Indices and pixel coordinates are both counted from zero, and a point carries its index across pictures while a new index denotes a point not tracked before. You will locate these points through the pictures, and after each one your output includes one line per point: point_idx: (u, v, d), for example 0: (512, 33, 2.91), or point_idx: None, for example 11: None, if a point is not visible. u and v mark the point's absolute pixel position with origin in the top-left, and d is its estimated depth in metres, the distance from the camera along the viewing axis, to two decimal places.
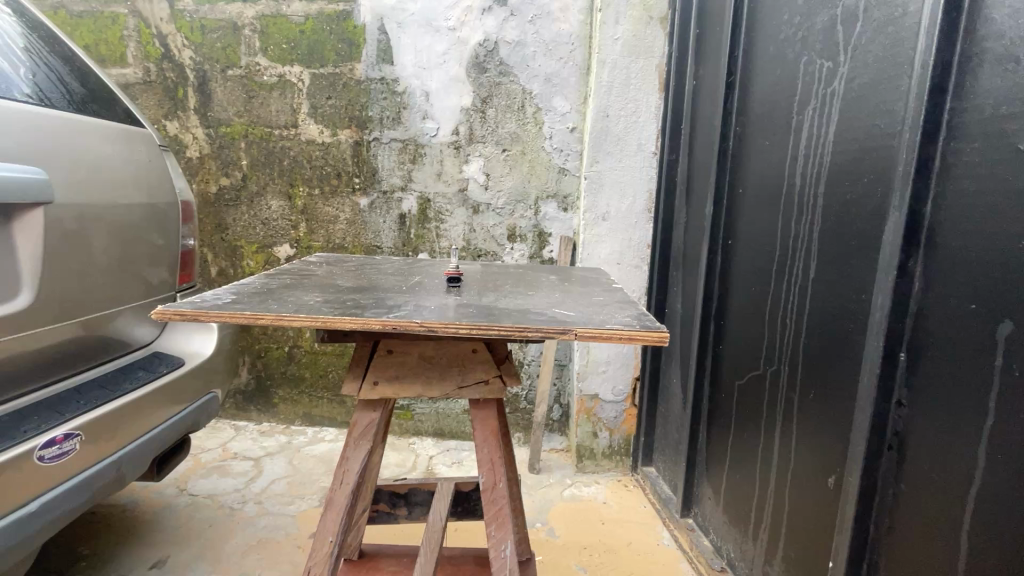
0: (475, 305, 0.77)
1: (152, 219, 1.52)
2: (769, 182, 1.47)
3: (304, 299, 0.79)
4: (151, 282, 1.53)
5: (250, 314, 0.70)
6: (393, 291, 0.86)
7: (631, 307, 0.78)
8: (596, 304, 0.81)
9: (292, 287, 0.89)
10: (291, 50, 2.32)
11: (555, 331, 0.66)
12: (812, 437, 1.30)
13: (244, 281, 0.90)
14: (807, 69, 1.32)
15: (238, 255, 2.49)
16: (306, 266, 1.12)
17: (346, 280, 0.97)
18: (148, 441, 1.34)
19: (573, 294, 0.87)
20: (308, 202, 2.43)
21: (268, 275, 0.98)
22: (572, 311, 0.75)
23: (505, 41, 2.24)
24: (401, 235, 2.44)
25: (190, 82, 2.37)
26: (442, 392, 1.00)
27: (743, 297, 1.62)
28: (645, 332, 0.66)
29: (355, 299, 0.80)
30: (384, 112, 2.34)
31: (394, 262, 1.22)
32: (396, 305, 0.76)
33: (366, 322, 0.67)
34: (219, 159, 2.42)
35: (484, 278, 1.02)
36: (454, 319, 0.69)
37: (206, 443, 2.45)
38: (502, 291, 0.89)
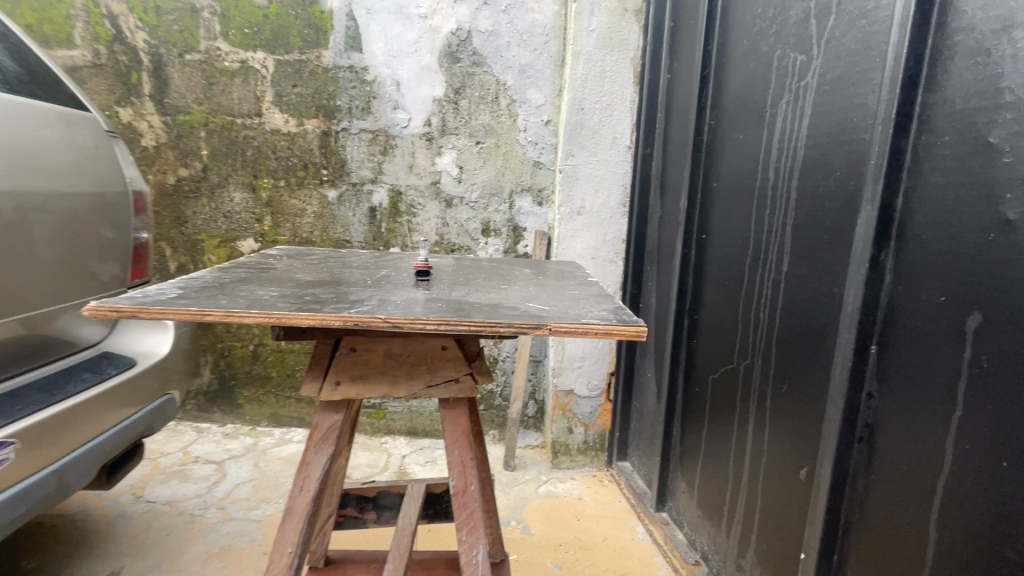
0: (444, 299, 0.73)
1: (101, 210, 1.43)
2: (743, 177, 1.47)
3: (259, 294, 0.74)
4: (101, 278, 1.44)
5: (197, 311, 0.64)
6: (358, 286, 0.81)
7: (608, 301, 0.76)
8: (571, 298, 0.78)
9: (247, 281, 0.83)
10: (253, 35, 2.21)
11: (528, 326, 0.62)
12: (784, 430, 1.30)
13: (193, 275, 0.84)
14: (780, 62, 1.32)
15: (199, 250, 2.37)
16: (265, 260, 1.06)
17: (308, 275, 0.91)
18: (94, 447, 1.25)
19: (547, 288, 0.84)
20: (273, 194, 2.33)
21: (222, 269, 0.91)
22: (546, 305, 0.71)
23: (478, 31, 2.19)
24: (371, 229, 2.37)
25: (144, 66, 2.24)
26: (409, 391, 0.96)
27: (716, 291, 1.62)
28: (621, 325, 0.63)
29: (316, 293, 0.75)
30: (354, 101, 2.26)
31: (361, 256, 1.17)
32: (359, 299, 0.71)
33: (327, 318, 0.62)
34: (177, 148, 2.30)
35: (455, 272, 0.98)
36: (422, 314, 0.64)
37: (165, 446, 2.33)
38: (473, 285, 0.85)
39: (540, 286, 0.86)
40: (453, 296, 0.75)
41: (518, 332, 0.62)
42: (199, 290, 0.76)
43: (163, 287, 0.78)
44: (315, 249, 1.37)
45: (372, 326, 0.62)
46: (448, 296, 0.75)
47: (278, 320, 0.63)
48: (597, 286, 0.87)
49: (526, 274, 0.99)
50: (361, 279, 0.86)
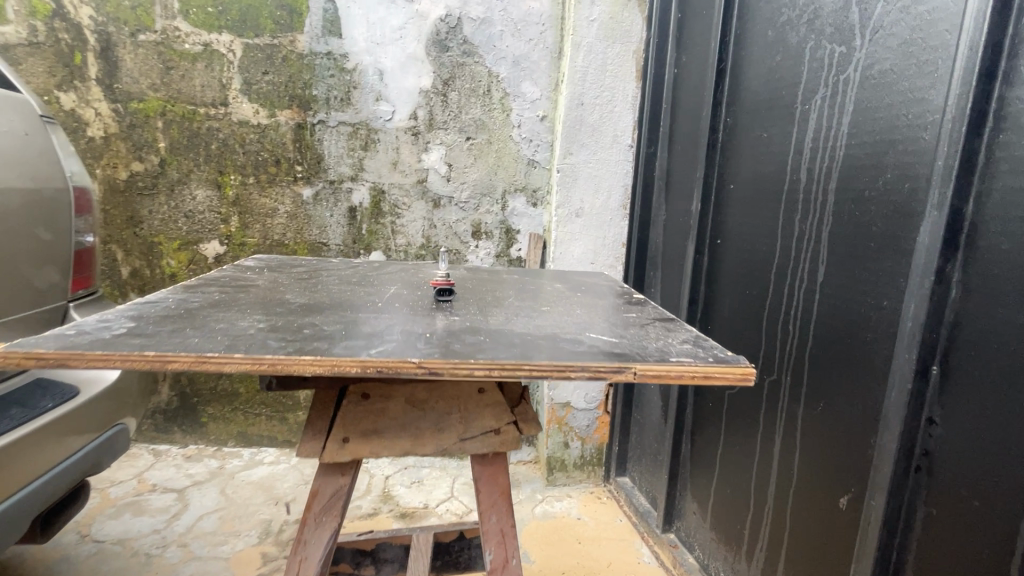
0: (484, 331, 0.58)
1: (35, 208, 1.20)
2: (768, 179, 1.37)
3: (243, 329, 0.57)
4: (37, 288, 1.21)
5: (155, 357, 0.49)
6: (367, 311, 0.65)
7: (680, 329, 0.63)
8: (635, 324, 0.65)
9: (223, 307, 0.66)
10: (218, 15, 1.99)
11: (608, 370, 0.49)
12: (818, 454, 1.20)
13: (149, 298, 0.67)
14: (813, 55, 1.22)
15: (156, 253, 2.13)
16: (240, 276, 0.88)
17: (298, 297, 0.75)
18: (26, 497, 1.04)
19: (597, 310, 0.71)
20: (241, 192, 2.11)
21: (185, 291, 0.73)
22: (612, 337, 0.58)
23: (469, 18, 2.03)
24: (351, 231, 2.17)
25: (91, 46, 1.98)
26: (434, 447, 0.94)
27: (732, 301, 1.52)
28: (724, 366, 0.50)
29: (317, 325, 0.59)
30: (332, 91, 2.06)
31: (355, 269, 1.00)
32: (378, 335, 0.56)
33: (342, 362, 0.48)
34: (129, 140, 2.05)
35: (475, 289, 0.83)
36: (461, 354, 0.50)
37: (117, 474, 2.08)
38: (507, 308, 0.70)
39: (586, 307, 0.72)
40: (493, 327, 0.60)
41: (595, 378, 0.49)
42: (160, 324, 0.58)
43: (109, 321, 0.60)
44: (296, 257, 1.20)
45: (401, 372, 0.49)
46: (486, 326, 0.60)
47: (274, 365, 0.49)
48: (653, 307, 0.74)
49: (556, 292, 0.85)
50: (368, 302, 0.71)
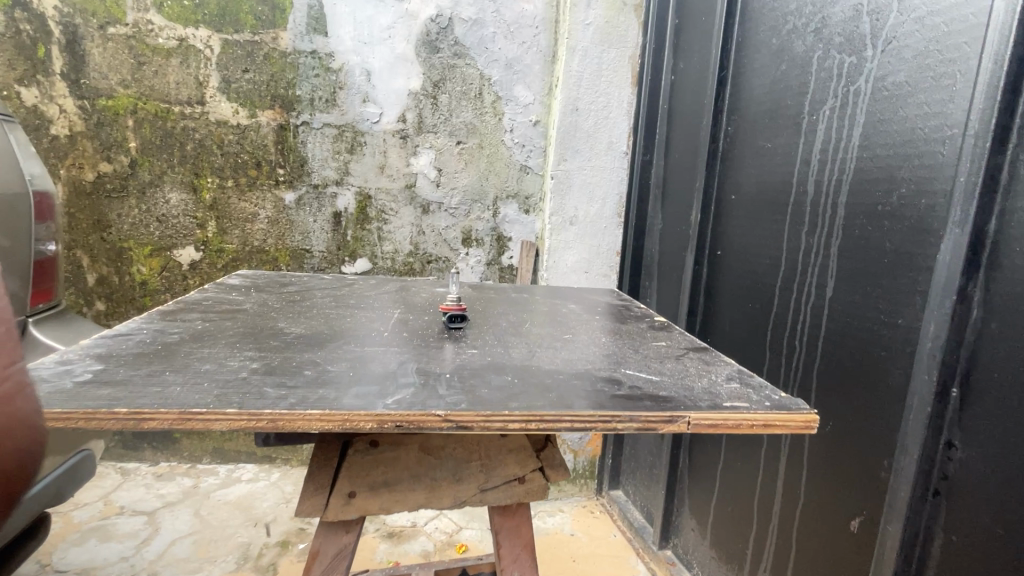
0: (505, 390, 0.55)
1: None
2: (773, 191, 1.34)
3: (237, 387, 0.52)
4: None
5: (129, 413, 0.46)
6: (372, 362, 0.61)
7: (723, 370, 0.66)
8: (677, 363, 0.68)
9: (211, 355, 0.60)
10: (195, 9, 1.88)
11: (660, 419, 0.51)
12: (827, 476, 1.17)
13: (127, 330, 0.65)
14: (820, 65, 1.19)
15: (125, 259, 2.00)
16: (227, 301, 0.82)
17: (293, 335, 0.69)
18: None
19: (635, 348, 0.74)
20: (218, 196, 2.00)
21: (164, 322, 0.69)
22: (655, 378, 0.62)
23: (460, 18, 1.97)
24: (335, 237, 2.08)
25: (55, 38, 1.85)
26: (453, 499, 0.89)
27: (733, 314, 1.49)
28: (784, 413, 0.53)
29: (321, 382, 0.54)
30: (316, 92, 1.97)
31: (349, 294, 0.94)
32: (391, 388, 0.53)
33: (354, 417, 0.47)
34: (97, 139, 1.92)
35: (482, 329, 0.79)
36: (500, 403, 0.51)
37: (81, 496, 1.95)
38: (525, 344, 0.73)
39: (625, 345, 0.76)
40: (516, 381, 0.58)
41: (645, 428, 0.50)
42: (139, 382, 0.52)
43: (72, 363, 0.56)
44: (283, 273, 1.13)
45: (424, 427, 0.48)
46: (507, 385, 0.57)
47: (275, 422, 0.47)
48: (692, 346, 0.77)
49: (574, 329, 0.84)
50: (372, 348, 0.66)
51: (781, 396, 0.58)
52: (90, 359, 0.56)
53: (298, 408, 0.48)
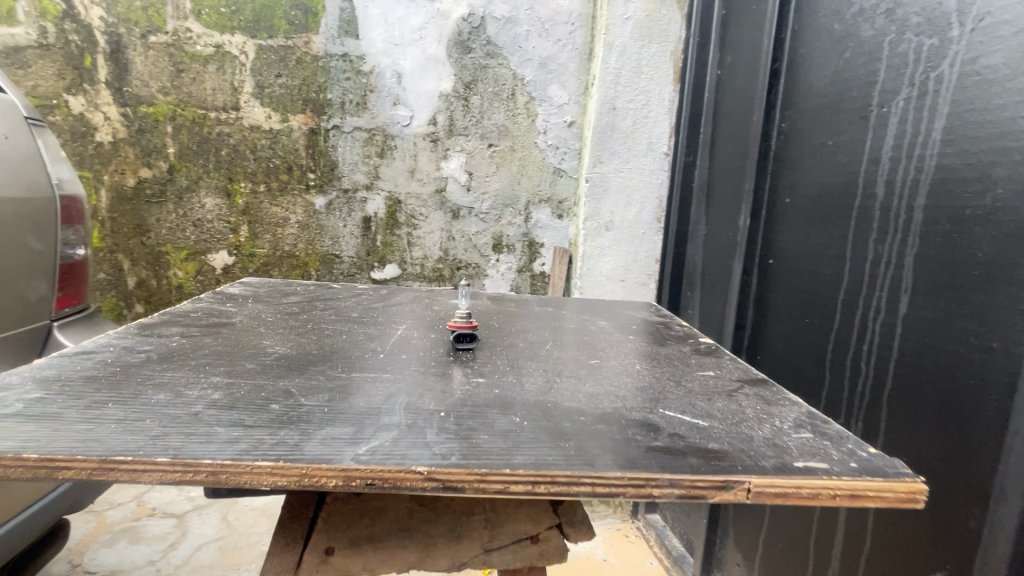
0: (510, 439, 0.46)
1: (29, 215, 1.08)
2: (834, 193, 1.20)
3: (185, 426, 0.45)
4: (31, 299, 1.10)
5: (43, 458, 0.39)
6: (356, 395, 0.53)
7: (788, 414, 0.56)
8: (731, 404, 0.58)
9: (170, 382, 0.54)
10: (231, 16, 1.90)
11: (710, 485, 0.42)
12: (899, 522, 1.01)
13: (88, 349, 0.61)
14: (893, 50, 1.05)
15: (162, 263, 2.03)
16: (217, 314, 0.79)
17: (274, 358, 0.63)
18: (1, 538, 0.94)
19: (677, 381, 0.64)
20: (251, 200, 2.00)
21: (132, 339, 0.65)
22: (703, 423, 0.52)
23: (493, 17, 1.90)
24: (364, 242, 2.05)
25: (101, 48, 1.90)
26: (447, 563, 0.78)
27: (787, 330, 1.34)
28: (876, 482, 0.43)
29: (287, 421, 0.47)
30: (347, 95, 1.95)
31: (351, 307, 0.89)
32: (365, 434, 0.45)
33: (314, 472, 0.40)
34: (138, 145, 1.96)
35: (492, 354, 0.70)
36: (503, 456, 0.43)
37: (115, 495, 1.98)
38: (535, 373, 0.63)
39: (664, 378, 0.65)
40: (525, 425, 0.49)
41: (691, 495, 0.41)
42: (74, 415, 0.46)
43: (11, 387, 0.51)
44: (293, 283, 1.09)
45: (404, 486, 0.41)
46: (512, 429, 0.48)
47: (215, 474, 0.39)
48: (748, 378, 0.67)
49: (601, 353, 0.74)
50: (361, 376, 0.59)
51: (866, 454, 0.48)
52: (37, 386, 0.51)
53: (249, 457, 0.40)
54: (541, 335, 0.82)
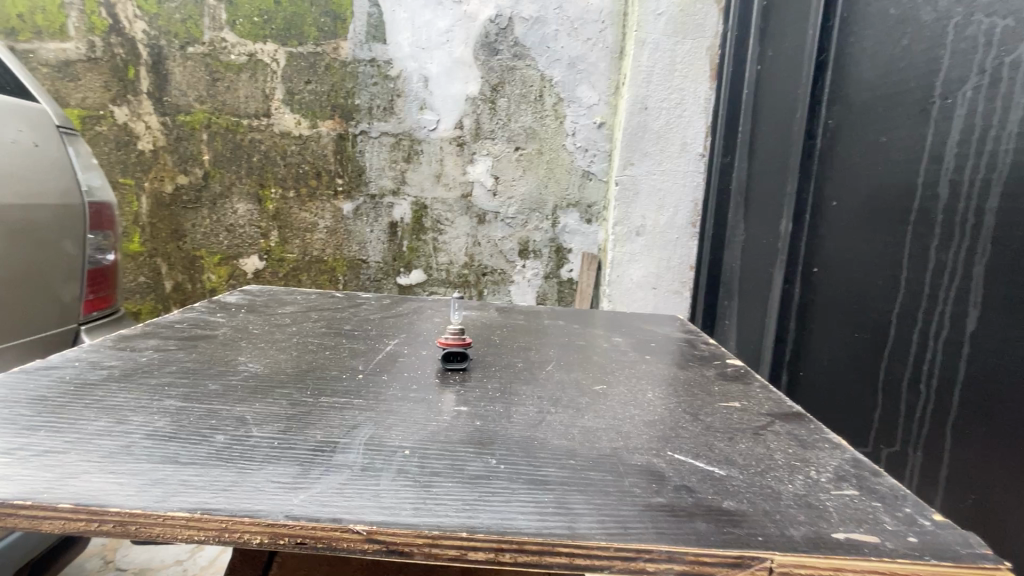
0: (474, 491, 0.42)
1: (63, 218, 1.09)
2: (889, 196, 1.08)
3: (105, 463, 0.43)
4: (69, 301, 1.11)
5: None
6: (313, 426, 0.52)
7: (826, 462, 0.50)
8: (757, 445, 0.53)
9: (120, 406, 0.53)
10: (263, 24, 1.92)
11: (720, 559, 0.36)
12: None
13: (50, 365, 0.63)
14: (959, 34, 0.93)
15: (197, 267, 2.08)
16: (202, 326, 0.83)
17: (241, 377, 0.64)
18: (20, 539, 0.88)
19: (693, 415, 0.60)
20: (281, 206, 2.03)
21: (103, 354, 0.68)
22: (722, 472, 0.47)
23: (521, 17, 1.86)
24: (391, 248, 2.04)
25: (143, 60, 1.96)
26: None
27: (833, 344, 1.23)
28: (944, 569, 0.36)
29: (223, 459, 0.44)
30: (374, 100, 1.95)
31: (345, 320, 0.93)
32: (312, 472, 0.43)
33: (233, 527, 0.37)
34: (175, 152, 2.01)
35: (486, 378, 0.70)
36: (465, 514, 0.39)
37: None
38: (527, 397, 0.64)
39: (680, 411, 0.61)
40: (496, 472, 0.45)
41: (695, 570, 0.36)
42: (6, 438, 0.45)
43: None
44: (293, 293, 1.09)
45: (340, 546, 0.37)
46: (479, 476, 0.44)
47: (122, 524, 0.37)
48: (779, 413, 0.62)
49: (609, 378, 0.72)
50: (327, 402, 0.58)
51: (930, 526, 0.40)
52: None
53: (161, 506, 0.37)
54: (549, 355, 0.81)
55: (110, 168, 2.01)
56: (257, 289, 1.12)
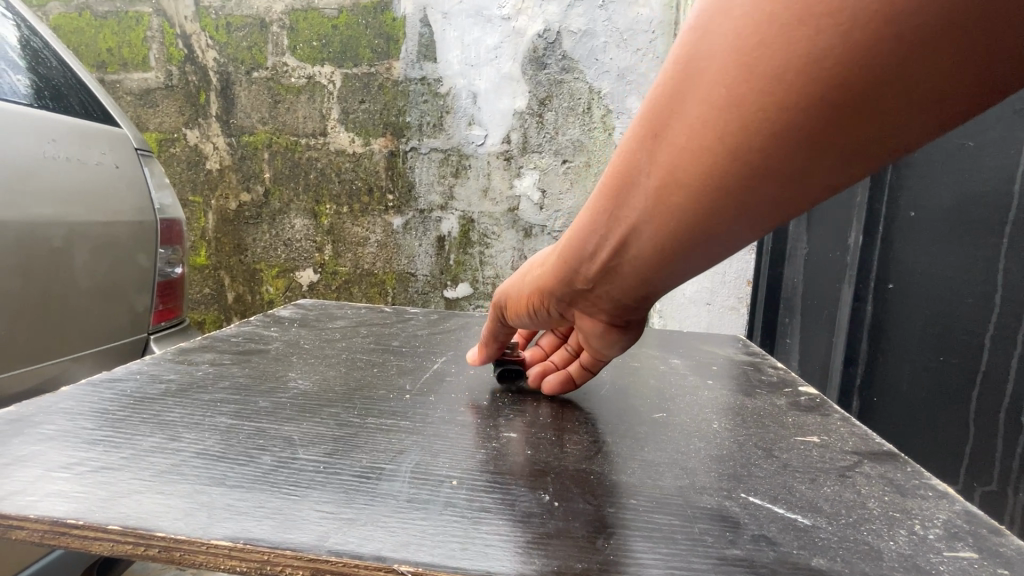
0: (526, 532, 0.39)
1: (138, 234, 1.16)
2: (981, 204, 0.98)
3: (156, 483, 0.43)
4: (139, 312, 1.16)
5: (16, 518, 0.39)
6: (359, 450, 0.51)
7: (932, 514, 0.45)
8: (845, 491, 0.48)
9: (179, 421, 0.55)
10: (322, 48, 2.00)
11: None
12: None
13: (117, 378, 0.66)
14: None
15: (257, 280, 2.17)
16: (257, 340, 0.86)
17: (291, 395, 0.64)
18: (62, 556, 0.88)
19: (767, 451, 0.55)
20: (335, 221, 2.09)
21: (162, 367, 0.71)
22: (805, 521, 0.43)
23: (570, 31, 1.85)
24: (438, 262, 2.06)
25: (213, 86, 2.09)
26: None
27: (915, 369, 1.11)
28: None
29: (269, 483, 0.44)
30: (424, 118, 1.99)
31: (393, 335, 0.94)
32: (358, 503, 0.42)
33: (275, 558, 0.36)
34: (239, 171, 2.12)
35: (537, 403, 0.67)
36: (520, 558, 0.36)
37: None
38: (581, 424, 0.61)
39: (750, 445, 0.56)
40: (551, 510, 0.43)
41: None
42: (67, 453, 0.48)
43: (28, 416, 0.54)
44: (345, 307, 1.11)
45: None
46: (533, 515, 0.42)
47: (168, 550, 0.37)
48: (868, 453, 0.56)
49: (668, 406, 0.68)
50: (374, 424, 0.57)
51: None
52: (42, 418, 0.54)
53: (206, 534, 0.37)
54: (602, 378, 0.77)
55: (182, 187, 2.15)
56: (310, 303, 1.15)
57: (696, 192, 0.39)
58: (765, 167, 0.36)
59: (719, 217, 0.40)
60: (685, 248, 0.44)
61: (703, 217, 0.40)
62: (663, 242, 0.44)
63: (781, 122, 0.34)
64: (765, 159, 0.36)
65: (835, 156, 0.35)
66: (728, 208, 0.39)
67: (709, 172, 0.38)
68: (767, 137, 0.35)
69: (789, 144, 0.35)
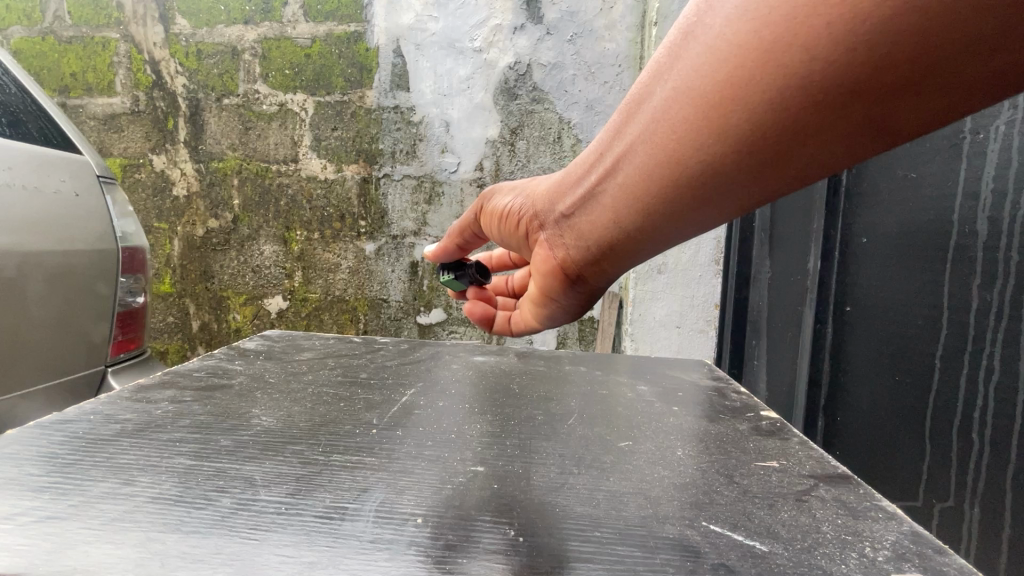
0: (487, 570, 0.39)
1: (97, 261, 1.12)
2: (923, 232, 1.05)
3: (105, 531, 0.42)
4: (96, 342, 1.11)
5: None
6: (322, 489, 0.50)
7: (881, 535, 0.46)
8: (802, 515, 0.49)
9: (135, 464, 0.53)
10: (295, 76, 2.00)
11: None
12: None
13: (69, 419, 0.63)
14: None
15: (223, 307, 2.12)
16: (220, 375, 0.84)
17: (255, 432, 0.63)
18: None
19: (728, 478, 0.56)
20: (306, 247, 2.07)
21: (119, 406, 0.68)
22: (763, 547, 0.44)
23: (540, 63, 1.91)
24: (411, 287, 2.05)
25: (182, 112, 2.06)
26: None
27: (873, 388, 1.16)
28: None
29: (226, 528, 0.43)
30: (398, 145, 2.01)
31: (362, 367, 0.92)
32: (316, 547, 0.41)
33: None
34: (207, 198, 2.09)
35: (505, 433, 0.67)
36: None
37: None
38: (547, 456, 0.61)
39: (713, 472, 0.58)
40: (515, 546, 0.43)
41: None
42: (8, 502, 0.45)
43: None
44: (315, 337, 1.10)
45: None
46: (496, 552, 0.42)
47: None
48: (824, 475, 0.58)
49: (635, 434, 0.68)
50: (339, 461, 0.56)
51: None
52: None
53: None
54: (570, 407, 0.78)
55: (147, 214, 2.10)
56: (279, 334, 1.13)
57: (692, 111, 0.48)
58: (754, 86, 0.44)
59: (704, 134, 0.48)
60: (667, 166, 0.52)
61: (697, 124, 0.48)
62: (656, 155, 0.53)
63: (781, 35, 0.41)
64: (746, 92, 0.44)
65: (820, 83, 0.41)
66: (703, 137, 0.49)
67: (720, 79, 0.45)
68: (761, 55, 0.42)
69: (778, 64, 0.42)
